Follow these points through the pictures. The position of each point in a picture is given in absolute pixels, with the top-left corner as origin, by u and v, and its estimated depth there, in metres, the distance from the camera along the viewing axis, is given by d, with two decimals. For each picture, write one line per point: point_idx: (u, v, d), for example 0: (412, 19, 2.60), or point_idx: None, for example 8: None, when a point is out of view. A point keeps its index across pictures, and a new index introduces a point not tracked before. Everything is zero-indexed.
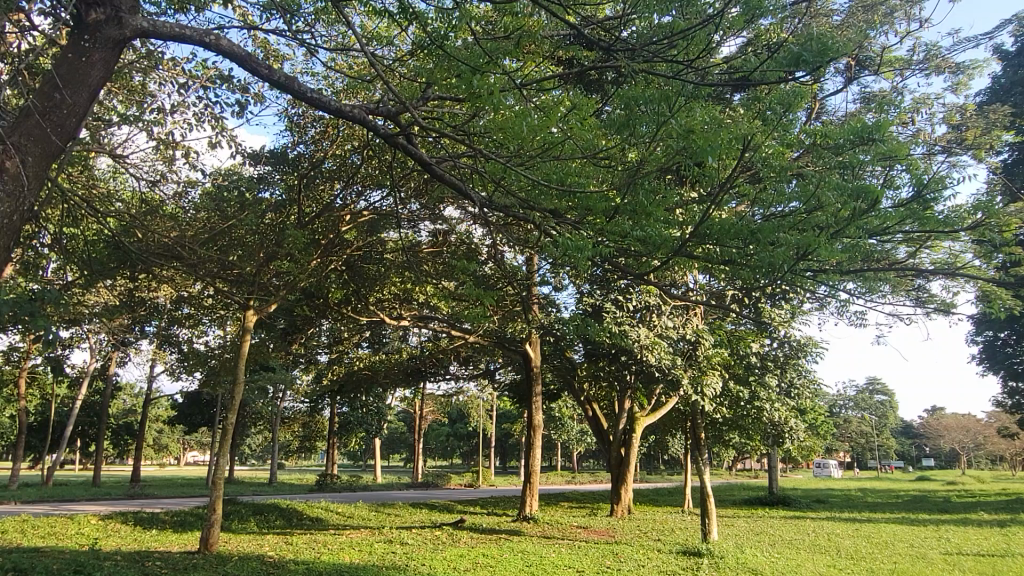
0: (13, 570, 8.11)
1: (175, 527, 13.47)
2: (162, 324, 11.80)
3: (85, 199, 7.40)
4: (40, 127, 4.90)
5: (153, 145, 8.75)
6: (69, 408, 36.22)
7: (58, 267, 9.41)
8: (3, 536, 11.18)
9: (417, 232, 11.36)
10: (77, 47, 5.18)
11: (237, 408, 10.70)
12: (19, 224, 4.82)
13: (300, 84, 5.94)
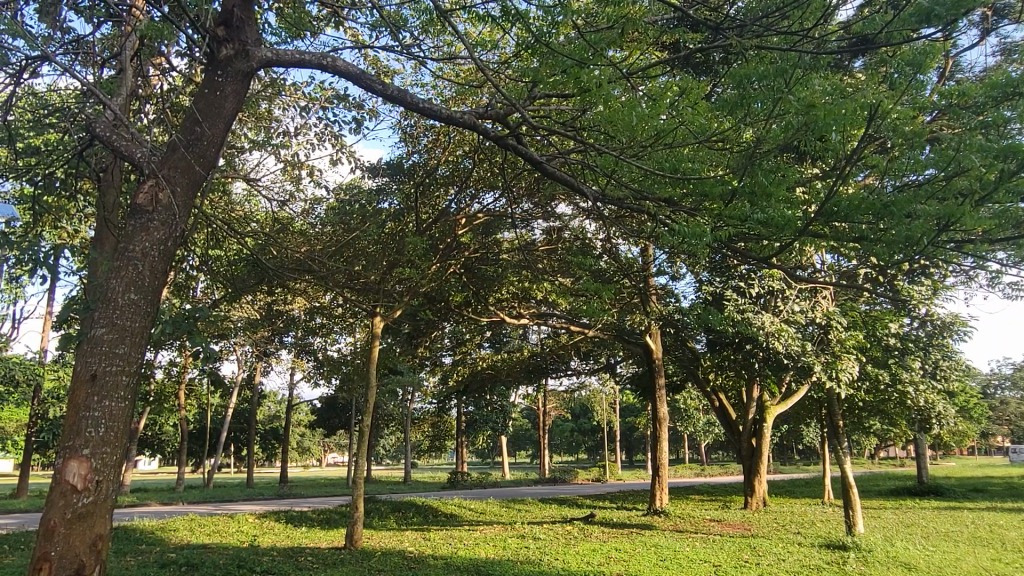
0: (185, 565, 8.88)
1: (322, 524, 14.30)
2: (299, 334, 12.57)
3: (226, 222, 7.98)
4: (186, 159, 5.31)
5: (281, 167, 9.35)
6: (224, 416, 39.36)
7: (206, 287, 10.22)
8: (175, 534, 12.30)
9: (530, 231, 11.47)
10: (212, 81, 5.59)
11: (371, 411, 11.21)
12: (174, 249, 5.24)
13: (412, 95, 6.14)
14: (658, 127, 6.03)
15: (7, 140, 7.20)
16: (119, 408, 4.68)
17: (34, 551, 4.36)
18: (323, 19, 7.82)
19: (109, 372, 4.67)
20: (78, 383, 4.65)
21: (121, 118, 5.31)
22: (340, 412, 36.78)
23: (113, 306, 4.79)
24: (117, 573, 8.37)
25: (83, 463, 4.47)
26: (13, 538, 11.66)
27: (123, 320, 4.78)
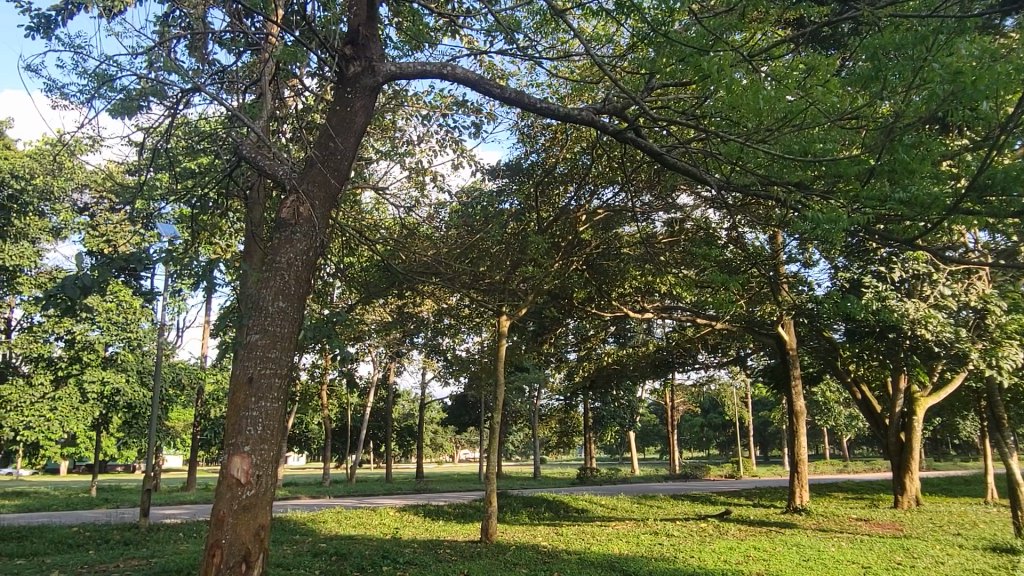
0: (336, 554, 9.46)
1: (458, 518, 14.79)
2: (429, 335, 13.05)
3: (358, 230, 8.43)
4: (322, 173, 5.65)
5: (406, 175, 9.74)
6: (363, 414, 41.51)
7: (343, 293, 10.83)
8: (325, 525, 13.12)
9: (652, 224, 11.29)
10: (343, 99, 5.91)
11: (500, 408, 11.45)
12: (315, 259, 5.58)
13: (529, 96, 6.20)
14: (786, 108, 5.77)
15: (167, 167, 7.96)
16: (273, 408, 5.05)
17: (207, 538, 4.79)
18: (440, 29, 8.08)
19: (264, 376, 5.05)
20: (237, 385, 5.06)
21: (264, 139, 5.72)
22: (470, 410, 37.80)
23: (265, 313, 5.17)
24: (277, 560, 9.06)
25: (245, 459, 4.87)
26: (187, 527, 12.88)
27: (273, 326, 5.15)
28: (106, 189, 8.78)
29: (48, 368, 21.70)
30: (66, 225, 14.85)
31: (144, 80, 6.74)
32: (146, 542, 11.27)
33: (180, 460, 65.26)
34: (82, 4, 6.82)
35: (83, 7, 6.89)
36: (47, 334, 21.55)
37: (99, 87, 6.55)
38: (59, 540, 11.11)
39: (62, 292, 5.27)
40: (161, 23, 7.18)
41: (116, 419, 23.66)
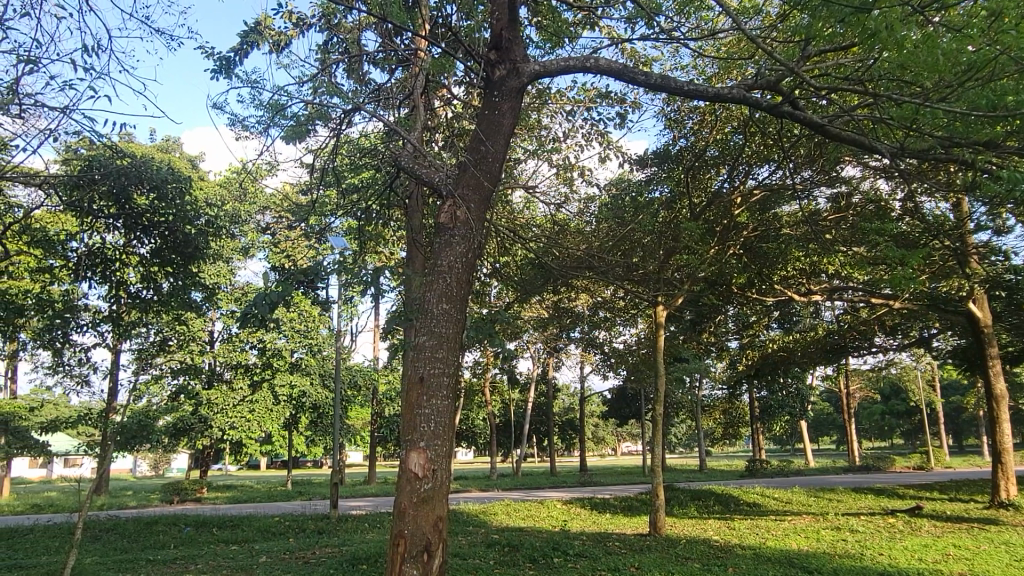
0: (508, 546, 9.74)
1: (625, 511, 14.72)
2: (586, 329, 13.10)
3: (511, 230, 8.63)
4: (476, 177, 5.82)
5: (555, 171, 9.84)
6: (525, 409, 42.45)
7: (501, 292, 11.13)
8: (496, 517, 13.55)
9: (814, 201, 10.62)
10: (491, 103, 6.06)
11: (662, 400, 11.26)
12: (475, 260, 5.76)
13: (675, 80, 6.04)
14: (968, 61, 5.20)
15: (335, 184, 8.58)
16: (445, 405, 5.28)
17: (392, 527, 5.11)
18: (579, 24, 8.12)
19: (434, 374, 5.29)
20: (411, 385, 5.35)
21: (420, 148, 5.96)
22: (630, 402, 37.51)
23: (431, 315, 5.43)
24: (455, 551, 9.48)
25: (422, 454, 5.14)
26: (372, 518, 13.83)
27: (440, 327, 5.39)
28: (284, 209, 9.62)
29: (246, 373, 24.04)
30: (254, 244, 16.45)
31: (311, 105, 7.30)
32: (337, 531, 12.23)
33: (360, 456, 70.38)
34: (255, 42, 7.52)
35: (255, 45, 7.57)
36: (243, 343, 23.97)
37: (273, 116, 7.18)
38: (264, 529, 12.32)
39: (256, 307, 5.83)
40: (321, 51, 7.75)
41: (305, 418, 25.90)
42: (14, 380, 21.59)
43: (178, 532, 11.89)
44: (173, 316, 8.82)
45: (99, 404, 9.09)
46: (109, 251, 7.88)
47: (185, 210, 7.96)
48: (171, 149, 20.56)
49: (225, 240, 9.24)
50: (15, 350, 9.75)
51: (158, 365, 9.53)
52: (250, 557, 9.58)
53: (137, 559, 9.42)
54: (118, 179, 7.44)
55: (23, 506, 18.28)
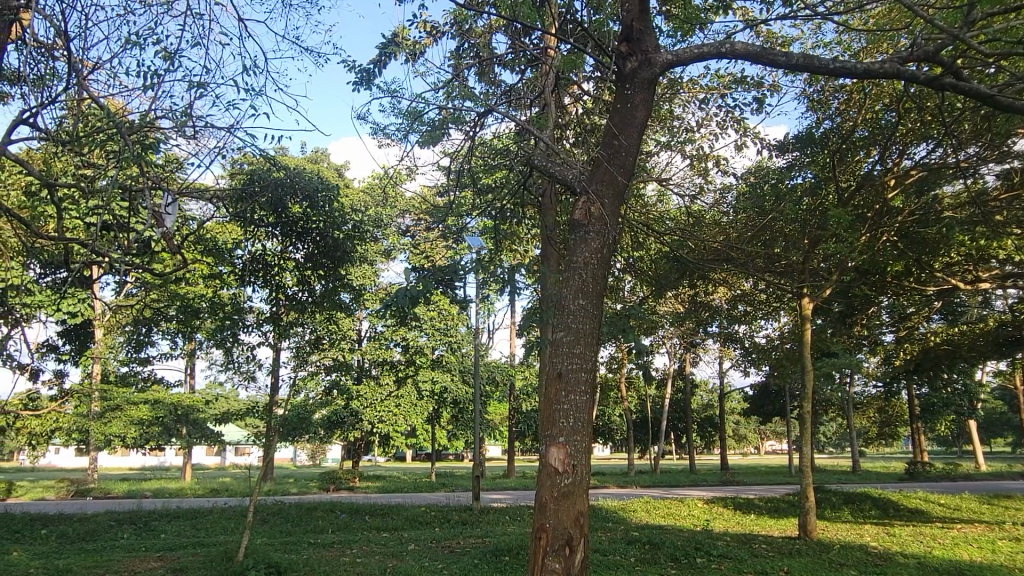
0: (649, 543, 9.63)
1: (771, 512, 14.15)
2: (725, 323, 12.70)
3: (645, 223, 8.51)
4: (609, 172, 5.75)
5: (689, 162, 9.62)
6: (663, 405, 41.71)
7: (635, 287, 11.03)
8: (635, 514, 13.45)
9: (981, 179, 9.67)
10: (622, 96, 5.98)
11: (810, 397, 10.71)
12: (610, 256, 5.69)
13: (819, 58, 5.70)
14: None
15: (471, 184, 8.86)
16: (583, 401, 5.28)
17: (533, 521, 5.19)
18: (711, 9, 7.87)
19: (572, 370, 5.32)
20: (549, 381, 5.41)
21: (552, 146, 5.98)
22: (774, 400, 35.87)
23: (567, 311, 5.44)
24: (596, 547, 9.48)
25: (561, 449, 5.19)
26: (514, 510, 14.12)
27: (577, 323, 5.39)
28: (424, 211, 10.02)
29: (391, 370, 25.26)
30: (396, 245, 17.26)
31: (446, 110, 7.56)
32: (480, 523, 12.59)
33: (499, 449, 72.16)
34: (392, 52, 7.89)
35: (393, 55, 7.95)
36: (388, 341, 25.21)
37: (411, 122, 7.51)
38: (412, 518, 12.90)
39: (398, 305, 6.32)
40: (453, 57, 7.99)
41: (447, 413, 26.88)
42: (191, 377, 23.95)
43: (336, 518, 12.72)
44: (326, 316, 9.44)
45: (263, 397, 9.87)
46: (269, 258, 8.49)
47: (334, 217, 8.44)
48: (321, 160, 21.99)
49: (370, 242, 9.75)
50: (192, 348, 10.77)
51: (313, 362, 10.22)
52: (400, 544, 10.04)
53: (300, 541, 10.16)
54: (275, 190, 7.99)
55: (204, 490, 20.24)
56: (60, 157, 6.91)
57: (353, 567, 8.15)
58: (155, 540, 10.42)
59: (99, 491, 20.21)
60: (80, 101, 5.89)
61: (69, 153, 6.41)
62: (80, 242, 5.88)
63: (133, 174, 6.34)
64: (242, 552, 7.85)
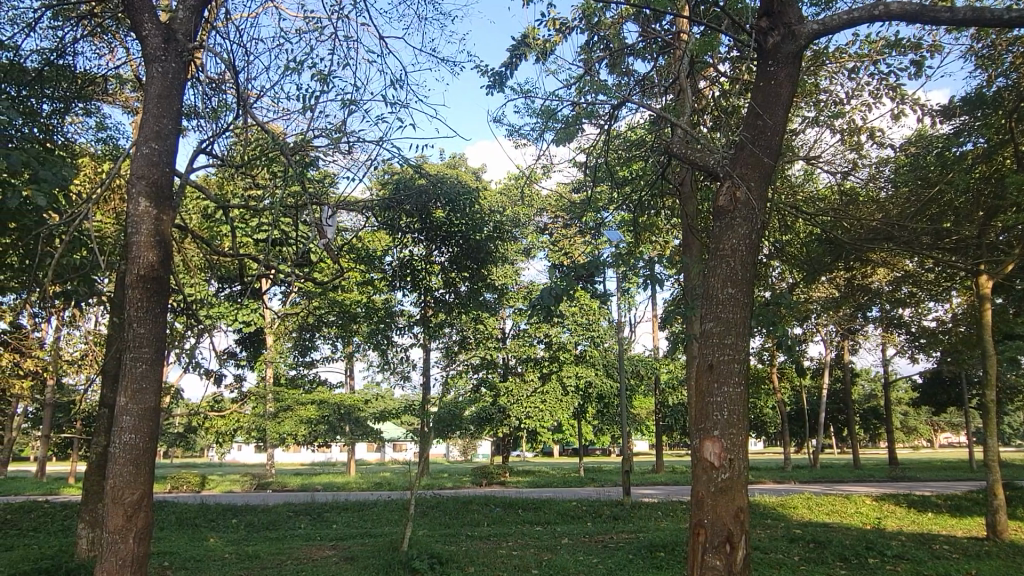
0: (813, 542, 9.14)
1: (952, 511, 12.98)
2: (887, 306, 11.84)
3: (793, 206, 8.09)
4: (755, 154, 5.50)
5: (839, 137, 9.08)
6: (821, 396, 39.41)
7: (785, 273, 10.54)
8: (797, 511, 12.80)
9: None
10: (765, 73, 5.69)
11: (992, 384, 9.73)
12: (760, 241, 5.43)
13: (992, 11, 5.16)
14: None
15: (607, 177, 8.82)
16: (737, 393, 5.06)
17: (691, 516, 5.08)
18: None
19: (724, 361, 5.11)
20: (700, 373, 5.25)
21: (691, 132, 5.79)
22: (948, 388, 32.86)
23: (716, 302, 5.26)
24: (754, 544, 9.16)
25: (716, 443, 5.01)
26: (665, 505, 13.91)
27: (726, 313, 5.19)
28: (561, 208, 10.09)
29: (536, 366, 25.61)
30: (536, 244, 17.49)
31: (580, 106, 7.60)
32: (632, 518, 12.51)
33: (647, 444, 71.31)
34: (523, 53, 8.04)
35: (524, 56, 8.10)
36: (532, 338, 25.63)
37: (546, 121, 7.65)
38: (563, 512, 13.01)
39: (541, 302, 6.42)
40: (584, 51, 7.98)
41: (592, 407, 26.91)
42: (354, 377, 25.47)
43: (491, 512, 13.06)
44: (473, 317, 9.72)
45: (417, 395, 10.34)
46: (416, 263, 8.81)
47: (473, 221, 8.65)
48: (460, 164, 22.72)
49: (509, 242, 9.96)
50: (352, 351, 11.48)
51: (461, 361, 10.56)
52: (554, 538, 10.16)
53: (458, 533, 10.55)
54: (418, 198, 7.99)
55: (369, 484, 21.53)
56: (232, 180, 7.56)
57: (510, 559, 8.35)
58: (328, 530, 11.21)
59: (277, 484, 22.04)
60: (247, 128, 6.41)
61: (239, 176, 7.00)
62: (252, 258, 6.40)
63: (294, 192, 6.82)
64: (406, 542, 8.25)
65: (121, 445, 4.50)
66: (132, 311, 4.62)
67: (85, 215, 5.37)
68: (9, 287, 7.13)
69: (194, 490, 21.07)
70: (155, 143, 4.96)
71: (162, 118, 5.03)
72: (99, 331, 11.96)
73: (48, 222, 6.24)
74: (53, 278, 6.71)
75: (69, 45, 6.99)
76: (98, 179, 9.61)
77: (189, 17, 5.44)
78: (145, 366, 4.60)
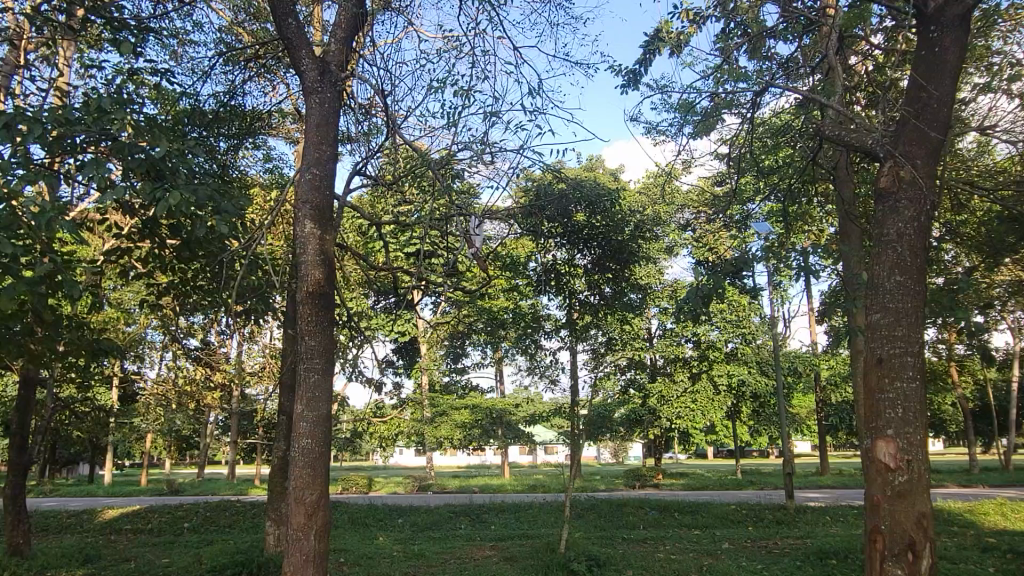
0: (1010, 552, 8.26)
1: None
2: None
3: (965, 182, 7.39)
4: (918, 129, 5.07)
5: (1018, 102, 8.18)
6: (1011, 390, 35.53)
7: (960, 256, 9.65)
8: (988, 518, 11.60)
9: None
10: (928, 41, 5.26)
11: None
12: (930, 223, 5.00)
13: None
14: None
15: (753, 168, 8.50)
16: (912, 388, 4.67)
17: (866, 521, 4.76)
18: None
19: (895, 355, 4.74)
20: (868, 368, 4.91)
21: (845, 112, 5.44)
22: None
23: (882, 291, 4.91)
24: (940, 553, 8.40)
25: (890, 443, 4.64)
26: (834, 510, 13.08)
27: (895, 302, 4.82)
28: (704, 203, 9.83)
29: (685, 366, 25.02)
30: (679, 241, 17.13)
31: (718, 96, 7.41)
32: (797, 522, 11.89)
33: (809, 445, 67.60)
34: (657, 48, 7.94)
35: (658, 51, 7.99)
36: (679, 337, 25.07)
37: (684, 115, 7.68)
38: (723, 516, 12.60)
39: (689, 301, 6.29)
40: (721, 39, 7.77)
41: (747, 407, 25.91)
42: (503, 382, 26.10)
43: (646, 515, 12.90)
44: (619, 318, 9.68)
45: (567, 398, 10.43)
46: (560, 267, 8.81)
47: (615, 222, 8.60)
48: (598, 167, 22.70)
49: (652, 241, 9.82)
50: (501, 356, 11.78)
51: (608, 363, 10.53)
52: (713, 543, 9.87)
53: (614, 536, 10.51)
54: (559, 203, 7.87)
55: (523, 486, 21.96)
56: (383, 199, 7.99)
57: (669, 563, 8.19)
58: (488, 531, 11.56)
59: (436, 486, 23.00)
60: (396, 147, 6.75)
61: (390, 193, 7.39)
62: (406, 271, 6.72)
63: (441, 207, 7.10)
64: (564, 544, 8.32)
65: (300, 450, 4.88)
66: (303, 326, 5.00)
67: (259, 240, 5.89)
68: (199, 308, 7.94)
69: (362, 491, 22.44)
70: (316, 169, 5.35)
71: (321, 145, 5.42)
72: (275, 344, 13.08)
73: (229, 247, 6.90)
74: (235, 298, 7.39)
75: (239, 87, 7.69)
76: (268, 206, 10.51)
77: (340, 49, 5.82)
78: (317, 376, 4.96)
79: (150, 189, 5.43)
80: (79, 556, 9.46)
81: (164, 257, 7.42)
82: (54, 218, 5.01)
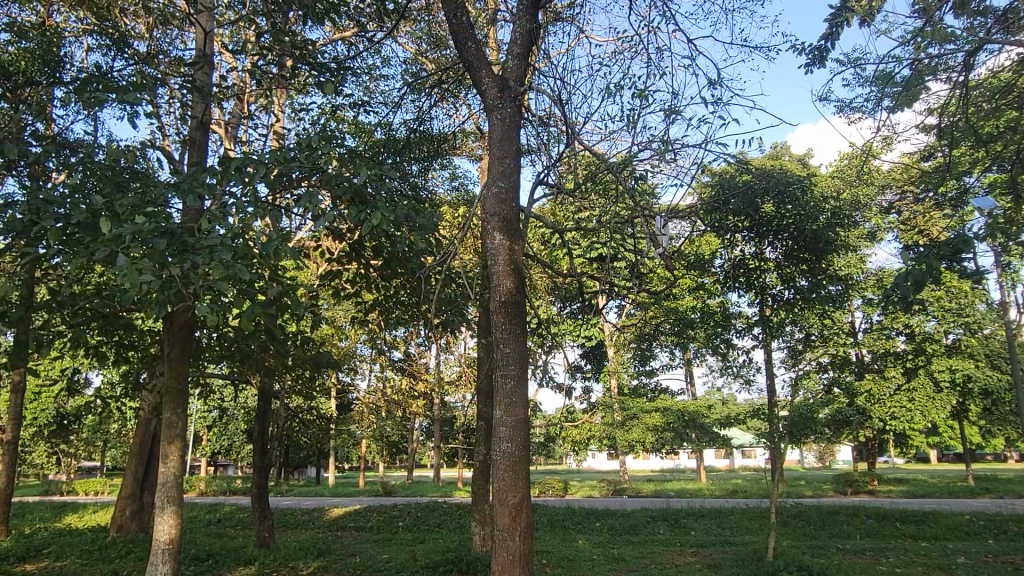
0: None
1: None
2: None
3: None
4: None
5: None
6: None
7: None
8: None
9: None
10: None
11: None
12: None
13: None
14: None
15: (967, 137, 7.62)
16: None
17: None
18: None
19: None
20: None
21: None
22: None
23: None
24: None
25: None
26: None
27: None
28: (910, 182, 8.99)
29: (897, 361, 22.85)
30: (883, 225, 15.75)
31: (921, 61, 6.76)
32: None
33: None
34: (845, 20, 7.41)
35: (847, 23, 7.44)
36: (888, 330, 22.94)
37: (882, 87, 7.07)
38: (955, 527, 11.31)
39: (902, 288, 5.76)
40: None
41: (975, 405, 23.09)
42: (694, 383, 25.39)
43: (862, 523, 11.94)
44: (818, 312, 9.07)
45: (764, 399, 9.95)
46: (749, 262, 8.42)
47: (809, 210, 8.04)
48: (784, 154, 21.42)
49: (851, 228, 9.09)
50: (692, 357, 11.47)
51: (808, 360, 9.87)
52: (946, 556, 8.90)
53: (828, 545, 9.84)
54: (745, 195, 7.46)
55: (721, 490, 21.22)
56: (564, 206, 8.10)
57: None
58: (689, 536, 11.29)
59: (631, 491, 22.80)
60: (575, 153, 6.82)
61: (572, 200, 7.47)
62: (591, 276, 6.76)
63: (623, 209, 7.07)
64: (771, 552, 7.89)
65: (502, 454, 5.07)
66: (499, 334, 5.19)
67: (454, 255, 6.22)
68: (401, 322, 8.54)
69: (557, 494, 22.82)
70: (502, 182, 5.54)
71: (505, 159, 5.62)
72: (468, 353, 13.75)
73: (426, 263, 7.36)
74: (432, 311, 7.84)
75: (427, 112, 8.19)
76: (456, 222, 11.06)
77: (518, 64, 6.02)
78: (514, 382, 5.12)
79: (358, 214, 5.94)
80: (313, 550, 10.50)
81: (368, 276, 8.03)
82: (281, 246, 5.64)
